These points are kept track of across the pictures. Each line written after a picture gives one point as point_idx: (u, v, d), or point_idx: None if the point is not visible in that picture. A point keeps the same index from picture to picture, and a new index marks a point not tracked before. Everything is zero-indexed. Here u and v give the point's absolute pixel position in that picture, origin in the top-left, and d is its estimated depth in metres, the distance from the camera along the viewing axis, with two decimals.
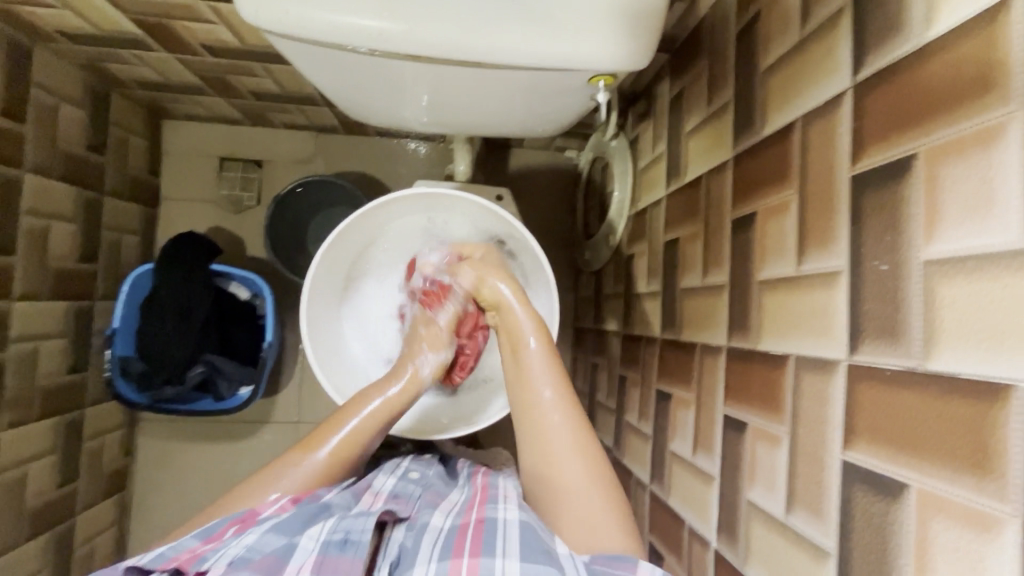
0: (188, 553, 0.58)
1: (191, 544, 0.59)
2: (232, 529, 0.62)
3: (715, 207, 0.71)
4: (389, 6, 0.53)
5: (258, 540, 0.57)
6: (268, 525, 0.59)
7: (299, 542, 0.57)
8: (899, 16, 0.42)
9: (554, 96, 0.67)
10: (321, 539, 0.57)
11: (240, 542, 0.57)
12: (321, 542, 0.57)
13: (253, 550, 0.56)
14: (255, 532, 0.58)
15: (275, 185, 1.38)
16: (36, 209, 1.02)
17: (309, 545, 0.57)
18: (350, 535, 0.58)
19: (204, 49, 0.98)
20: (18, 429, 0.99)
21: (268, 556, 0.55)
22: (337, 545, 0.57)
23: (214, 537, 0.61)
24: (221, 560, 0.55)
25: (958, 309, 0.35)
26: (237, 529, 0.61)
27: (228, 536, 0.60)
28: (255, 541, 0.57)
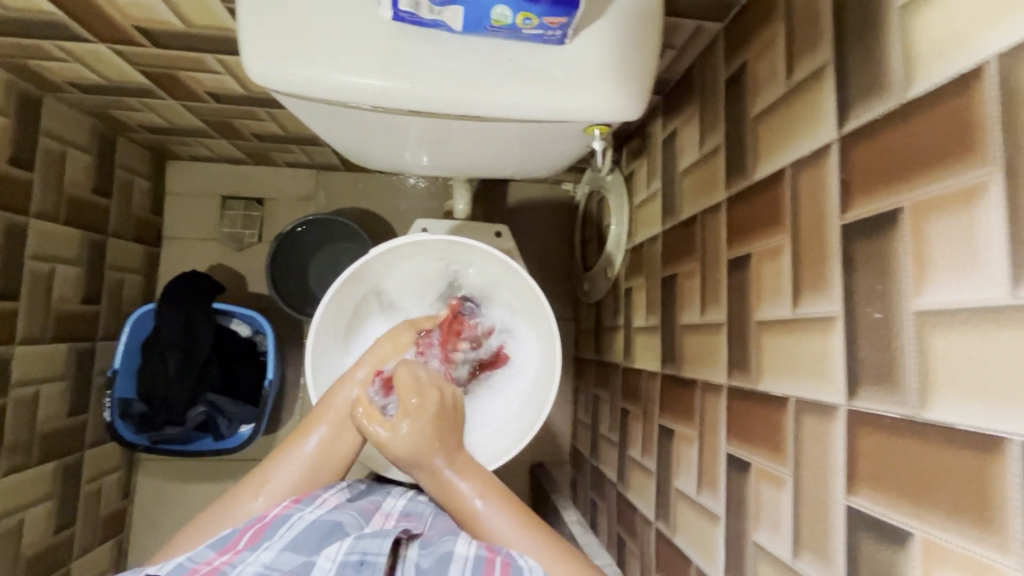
0: (206, 566, 0.52)
1: (206, 556, 0.54)
2: (247, 539, 0.56)
3: (711, 247, 0.72)
4: (392, 66, 0.55)
5: (275, 559, 0.52)
6: (284, 541, 0.55)
7: (316, 561, 0.53)
8: (880, 75, 0.44)
9: (552, 143, 0.69)
10: (338, 560, 0.52)
11: (255, 559, 0.52)
12: (338, 563, 0.52)
13: (269, 569, 0.51)
14: (271, 549, 0.54)
15: (277, 222, 1.40)
16: (42, 254, 1.03)
17: (325, 565, 0.52)
18: (367, 556, 0.53)
19: (209, 96, 1.00)
20: (15, 475, 0.99)
21: None
22: (353, 567, 0.52)
23: (229, 548, 0.55)
24: None
25: (950, 361, 0.36)
26: (251, 541, 0.55)
27: (242, 548, 0.55)
28: (271, 560, 0.52)
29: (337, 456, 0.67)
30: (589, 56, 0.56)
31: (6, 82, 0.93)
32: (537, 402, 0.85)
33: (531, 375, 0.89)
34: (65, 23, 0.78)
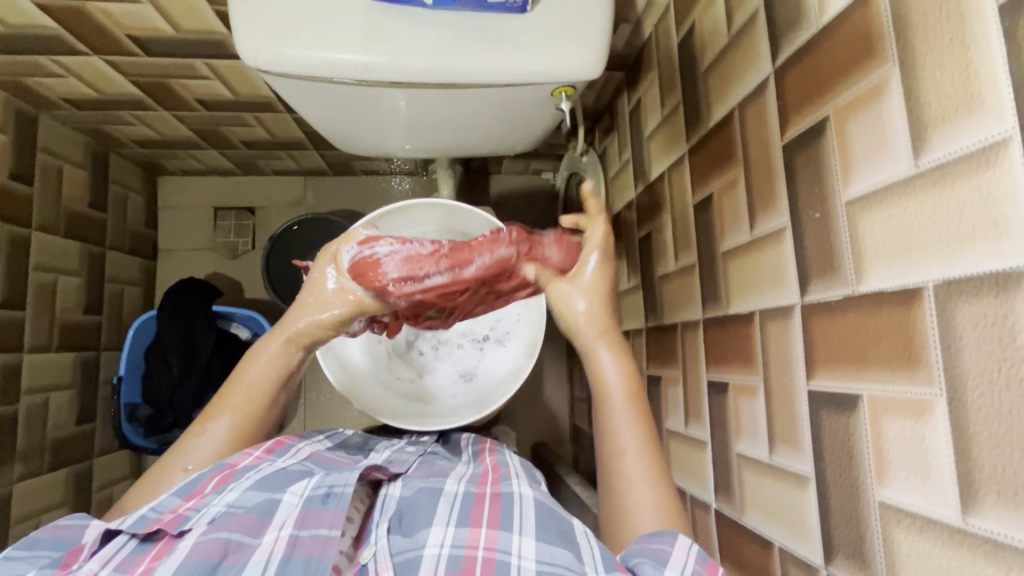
0: (171, 514, 0.55)
1: (171, 504, 0.56)
2: (213, 482, 0.59)
3: (679, 197, 0.78)
4: (372, 41, 0.60)
5: (239, 497, 0.56)
6: (250, 482, 0.58)
7: (282, 498, 0.56)
8: (800, 8, 0.51)
9: (524, 110, 0.75)
10: (305, 494, 0.56)
11: (220, 501, 0.56)
12: (305, 498, 0.56)
13: (233, 506, 0.55)
14: (236, 489, 0.57)
15: (269, 228, 1.44)
16: (45, 266, 1.07)
17: (293, 501, 0.56)
18: (333, 488, 0.57)
19: (199, 104, 1.06)
20: (29, 480, 1.01)
21: (250, 513, 0.54)
22: (320, 500, 0.56)
23: (196, 492, 0.58)
24: (202, 519, 0.53)
25: (876, 235, 0.42)
26: (218, 485, 0.58)
27: (209, 491, 0.58)
28: (236, 499, 0.56)
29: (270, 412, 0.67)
30: (548, 21, 0.63)
31: (4, 101, 0.98)
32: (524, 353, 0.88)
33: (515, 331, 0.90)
34: (63, 36, 0.83)
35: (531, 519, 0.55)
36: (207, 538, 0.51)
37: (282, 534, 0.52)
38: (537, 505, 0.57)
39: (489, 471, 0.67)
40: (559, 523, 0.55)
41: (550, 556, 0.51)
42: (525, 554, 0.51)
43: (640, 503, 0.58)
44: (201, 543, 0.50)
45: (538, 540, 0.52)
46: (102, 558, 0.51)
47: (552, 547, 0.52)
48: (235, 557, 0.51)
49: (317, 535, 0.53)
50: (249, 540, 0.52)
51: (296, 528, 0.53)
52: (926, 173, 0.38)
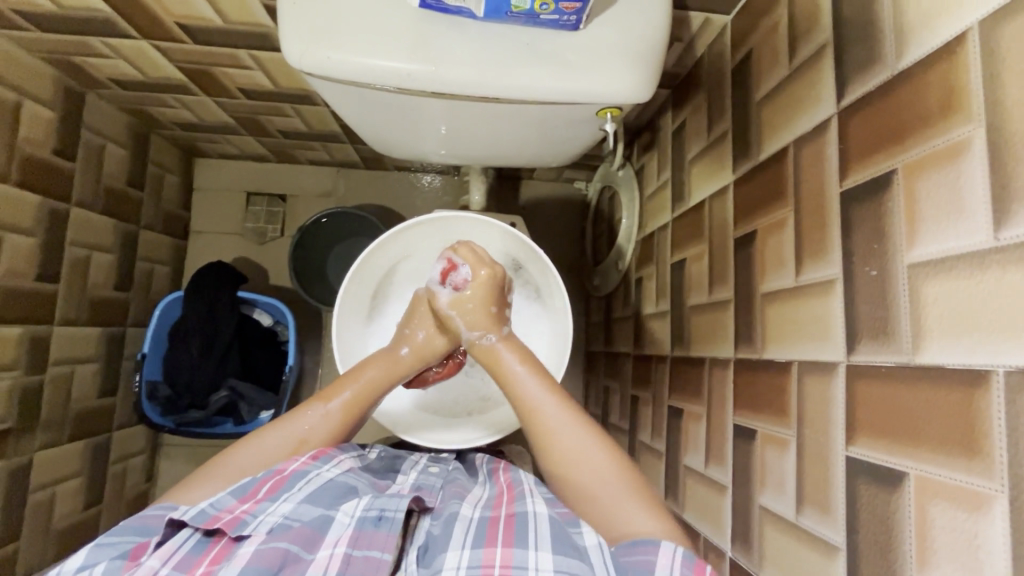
0: (229, 514, 0.56)
1: (228, 503, 0.57)
2: (266, 488, 0.59)
3: (719, 228, 0.75)
4: (419, 50, 0.59)
5: (295, 510, 0.57)
6: (302, 495, 0.59)
7: (334, 516, 0.57)
8: (874, 49, 0.47)
9: (566, 127, 0.73)
10: (356, 515, 0.57)
11: (276, 510, 0.56)
12: (356, 518, 0.56)
13: (290, 519, 0.56)
14: (290, 501, 0.58)
15: (299, 218, 1.46)
16: (80, 241, 1.09)
17: (345, 520, 0.56)
18: (384, 512, 0.57)
19: (241, 92, 1.06)
20: (50, 449, 1.03)
21: (305, 527, 0.55)
22: (372, 522, 0.56)
23: (250, 496, 0.58)
24: (261, 527, 0.55)
25: (941, 307, 0.39)
26: (270, 491, 0.59)
27: (262, 497, 0.58)
28: (292, 511, 0.57)
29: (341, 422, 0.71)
30: (602, 41, 0.60)
31: (53, 78, 0.99)
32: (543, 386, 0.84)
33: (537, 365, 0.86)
34: (114, 21, 0.84)
35: (546, 535, 0.54)
36: (267, 546, 0.51)
37: (336, 551, 0.53)
38: (553, 522, 0.55)
39: (504, 491, 0.65)
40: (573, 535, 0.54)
41: (568, 569, 0.50)
42: (542, 567, 0.50)
43: (585, 457, 0.63)
44: (260, 551, 0.51)
45: (555, 554, 0.51)
46: (163, 554, 0.52)
47: (571, 563, 0.50)
48: (292, 569, 0.51)
49: (369, 558, 0.53)
50: (305, 553, 0.53)
51: (350, 547, 0.53)
52: (1008, 247, 0.35)
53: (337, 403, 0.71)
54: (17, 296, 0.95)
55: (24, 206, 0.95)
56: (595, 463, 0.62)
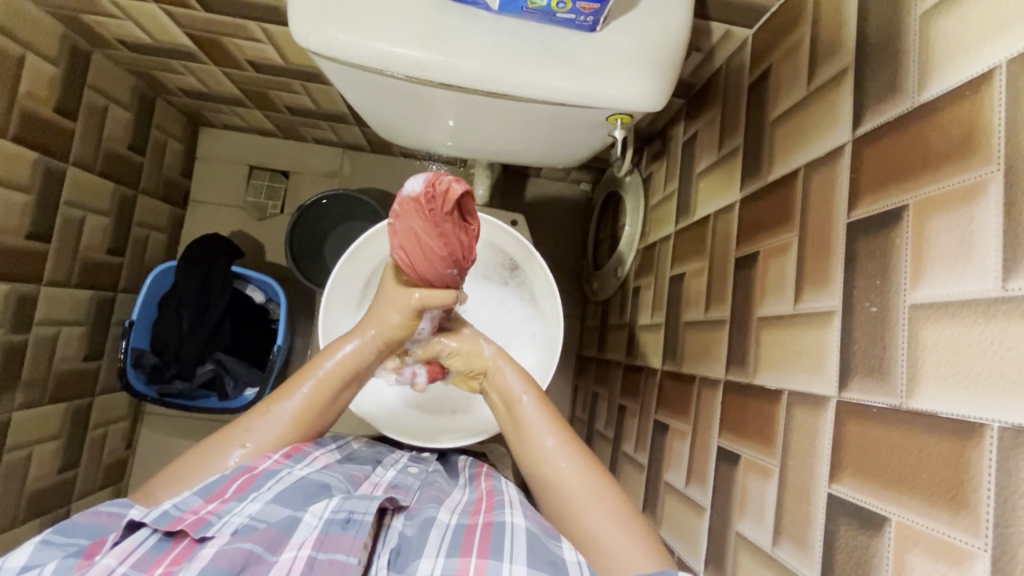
0: (192, 515, 0.55)
1: (193, 504, 0.57)
2: (235, 486, 0.59)
3: (721, 246, 0.74)
4: (429, 38, 0.57)
5: (262, 510, 0.56)
6: (271, 494, 0.58)
7: (302, 518, 0.56)
8: (896, 79, 0.46)
9: (576, 130, 0.71)
10: (324, 517, 0.57)
11: (242, 510, 0.56)
12: (324, 520, 0.56)
13: (256, 520, 0.55)
14: (258, 501, 0.57)
15: (300, 196, 1.44)
16: (75, 202, 1.07)
17: (313, 522, 0.56)
18: (353, 514, 0.57)
19: (249, 65, 1.04)
20: (29, 410, 1.02)
21: (272, 527, 0.54)
22: (339, 524, 0.56)
23: (216, 495, 0.58)
24: (224, 528, 0.54)
25: (938, 352, 0.38)
26: (239, 490, 0.58)
27: (229, 497, 0.58)
28: (258, 511, 0.56)
29: (318, 408, 0.69)
30: (620, 44, 0.59)
31: (60, 34, 0.98)
32: None
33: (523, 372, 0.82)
34: None
35: (522, 549, 0.53)
36: (229, 547, 0.50)
37: (300, 554, 0.52)
38: (529, 535, 0.55)
39: (484, 497, 0.65)
40: (550, 550, 0.53)
41: None
42: None
43: (578, 491, 0.61)
44: (224, 552, 0.50)
45: (529, 566, 0.50)
46: (120, 553, 0.51)
47: None
48: (254, 570, 0.50)
49: (333, 561, 0.52)
50: (268, 556, 0.52)
51: (316, 550, 0.52)
52: (1016, 299, 0.34)
53: (294, 402, 0.68)
54: (6, 252, 0.94)
55: (20, 161, 0.93)
56: (590, 494, 0.61)
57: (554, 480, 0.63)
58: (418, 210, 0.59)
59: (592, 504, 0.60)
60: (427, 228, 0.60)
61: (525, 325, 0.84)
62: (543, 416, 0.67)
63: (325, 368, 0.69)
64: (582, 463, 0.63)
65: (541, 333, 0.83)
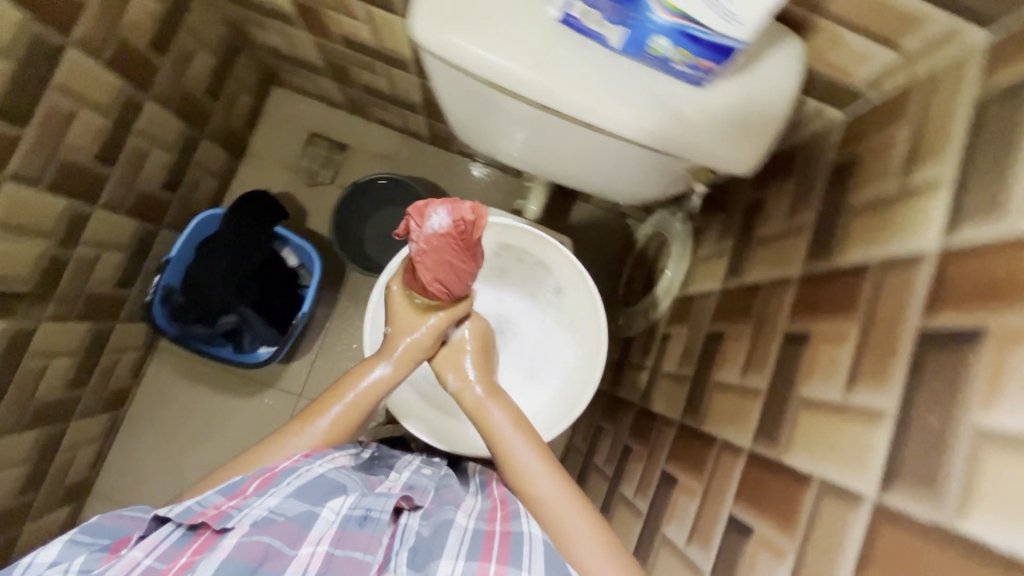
0: (214, 509, 0.56)
1: (215, 500, 0.58)
2: (254, 485, 0.60)
3: (770, 317, 0.74)
4: (542, 61, 0.58)
5: (281, 504, 0.57)
6: (290, 489, 0.59)
7: (320, 513, 0.58)
8: (999, 202, 0.46)
9: (656, 173, 0.72)
10: (341, 513, 0.59)
11: (263, 503, 0.57)
12: (341, 516, 0.58)
13: (276, 513, 0.56)
14: (277, 495, 0.58)
15: (352, 171, 1.46)
16: (148, 133, 1.10)
17: (330, 517, 0.58)
18: (370, 512, 0.59)
19: (341, 39, 1.06)
20: (56, 323, 1.04)
21: (290, 521, 0.56)
22: (356, 522, 0.58)
23: (237, 493, 0.59)
24: (245, 519, 0.55)
25: (999, 483, 0.39)
26: (260, 488, 0.59)
27: (250, 493, 0.59)
28: (277, 505, 0.57)
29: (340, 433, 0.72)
30: (721, 108, 0.60)
31: None
32: (553, 422, 0.79)
33: (551, 398, 0.81)
34: None
35: (539, 558, 0.54)
36: (250, 540, 0.52)
37: (319, 549, 0.54)
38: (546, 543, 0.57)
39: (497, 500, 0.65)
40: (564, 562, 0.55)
41: None
42: None
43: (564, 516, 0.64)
44: (245, 545, 0.52)
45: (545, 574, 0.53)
46: (146, 546, 0.53)
47: None
48: (273, 564, 0.52)
49: (350, 558, 0.55)
50: (288, 549, 0.54)
51: (333, 546, 0.55)
52: None
53: (325, 423, 0.71)
54: (74, 170, 0.96)
55: (108, 86, 0.95)
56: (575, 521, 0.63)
57: (539, 504, 0.66)
58: (450, 241, 0.67)
59: (578, 529, 0.63)
60: (459, 252, 0.69)
61: (562, 350, 0.84)
62: (526, 440, 0.70)
63: (353, 394, 0.73)
64: (566, 488, 0.66)
65: (576, 362, 0.82)
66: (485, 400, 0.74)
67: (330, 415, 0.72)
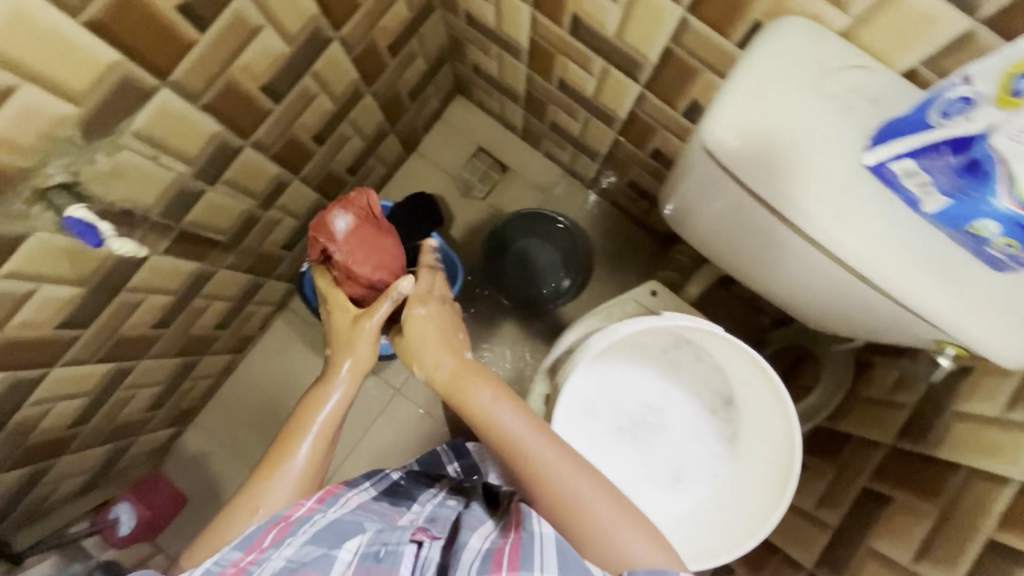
0: (234, 567, 0.58)
1: (233, 557, 0.60)
2: (270, 536, 0.63)
3: (969, 511, 0.68)
4: (839, 208, 0.64)
5: (298, 551, 0.61)
6: (306, 536, 0.63)
7: (338, 554, 0.62)
8: None
9: (891, 328, 0.75)
10: (358, 551, 0.63)
11: (281, 553, 0.60)
12: (359, 554, 0.63)
13: (294, 560, 0.59)
14: (294, 544, 0.62)
15: (507, 193, 1.49)
16: (356, 122, 1.17)
17: (348, 556, 0.62)
18: (385, 546, 0.64)
19: (559, 83, 1.08)
20: (229, 271, 1.12)
21: (310, 567, 0.59)
22: (373, 556, 0.63)
23: (254, 545, 0.62)
24: (266, 570, 0.58)
25: None
26: (276, 539, 0.63)
27: (268, 544, 0.62)
28: (295, 553, 0.61)
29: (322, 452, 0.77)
30: (1007, 297, 0.63)
31: None
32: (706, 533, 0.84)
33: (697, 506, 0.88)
34: None
35: (553, 558, 0.60)
36: None
37: None
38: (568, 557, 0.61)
39: (515, 513, 0.71)
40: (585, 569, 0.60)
41: None
42: None
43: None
44: None
45: None
46: None
47: None
48: None
49: None
50: None
51: None
52: None
53: (299, 460, 0.74)
54: (294, 145, 1.03)
55: (347, 78, 1.02)
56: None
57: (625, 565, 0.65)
58: (362, 227, 0.95)
59: None
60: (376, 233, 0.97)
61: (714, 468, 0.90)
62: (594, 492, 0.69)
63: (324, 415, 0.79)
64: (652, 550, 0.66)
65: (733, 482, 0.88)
66: (531, 443, 0.72)
67: (307, 449, 0.76)
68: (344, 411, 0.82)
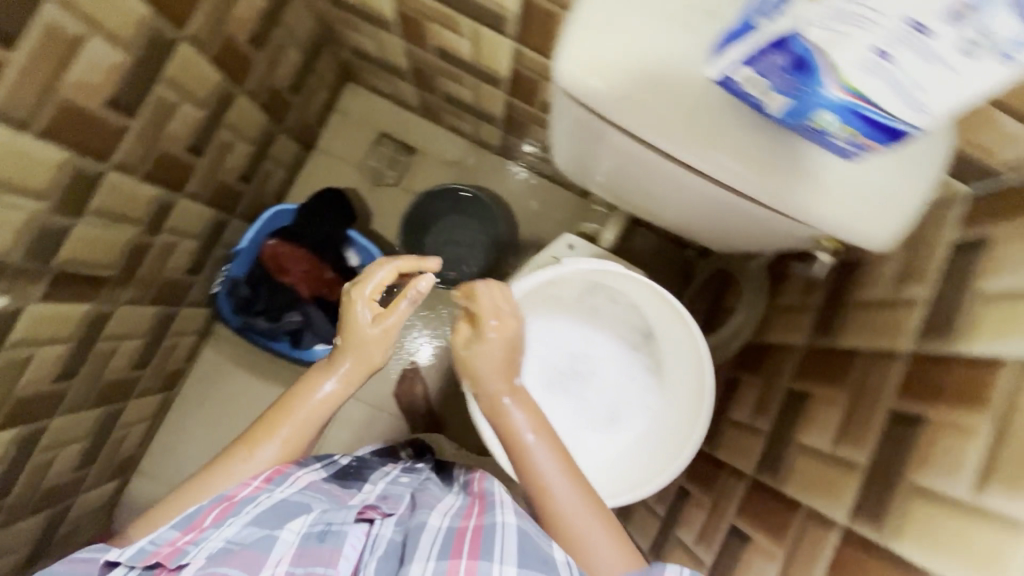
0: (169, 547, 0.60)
1: (171, 535, 0.62)
2: (213, 515, 0.64)
3: (871, 390, 0.72)
4: (688, 122, 0.63)
5: (239, 534, 0.62)
6: (249, 517, 0.64)
7: (280, 535, 0.63)
8: None
9: (772, 230, 0.76)
10: (301, 533, 0.64)
11: (219, 535, 0.61)
12: (302, 535, 0.64)
13: (233, 542, 0.61)
14: (235, 525, 0.63)
15: (418, 174, 1.46)
16: (235, 126, 1.10)
17: (291, 537, 0.63)
18: (331, 527, 0.66)
19: (437, 51, 1.06)
20: (131, 306, 1.05)
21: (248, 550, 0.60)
22: (316, 539, 0.64)
23: (194, 526, 0.63)
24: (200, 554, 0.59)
25: None
26: (217, 518, 0.63)
27: (207, 525, 0.63)
28: (235, 535, 0.62)
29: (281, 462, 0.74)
30: (867, 184, 0.64)
31: None
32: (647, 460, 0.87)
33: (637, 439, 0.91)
34: None
35: (512, 550, 0.62)
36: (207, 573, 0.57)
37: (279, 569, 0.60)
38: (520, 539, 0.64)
39: (478, 499, 0.73)
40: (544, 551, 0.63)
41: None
42: None
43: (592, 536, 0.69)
44: None
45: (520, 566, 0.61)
46: None
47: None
48: None
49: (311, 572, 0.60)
50: None
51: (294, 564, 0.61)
52: None
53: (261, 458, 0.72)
54: (168, 161, 0.96)
55: (210, 81, 0.96)
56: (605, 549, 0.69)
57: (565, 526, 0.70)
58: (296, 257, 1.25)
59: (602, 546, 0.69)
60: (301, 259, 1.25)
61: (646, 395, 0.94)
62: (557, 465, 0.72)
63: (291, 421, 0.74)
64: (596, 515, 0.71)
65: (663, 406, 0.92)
66: (509, 414, 0.75)
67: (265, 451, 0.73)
68: (332, 409, 0.78)
